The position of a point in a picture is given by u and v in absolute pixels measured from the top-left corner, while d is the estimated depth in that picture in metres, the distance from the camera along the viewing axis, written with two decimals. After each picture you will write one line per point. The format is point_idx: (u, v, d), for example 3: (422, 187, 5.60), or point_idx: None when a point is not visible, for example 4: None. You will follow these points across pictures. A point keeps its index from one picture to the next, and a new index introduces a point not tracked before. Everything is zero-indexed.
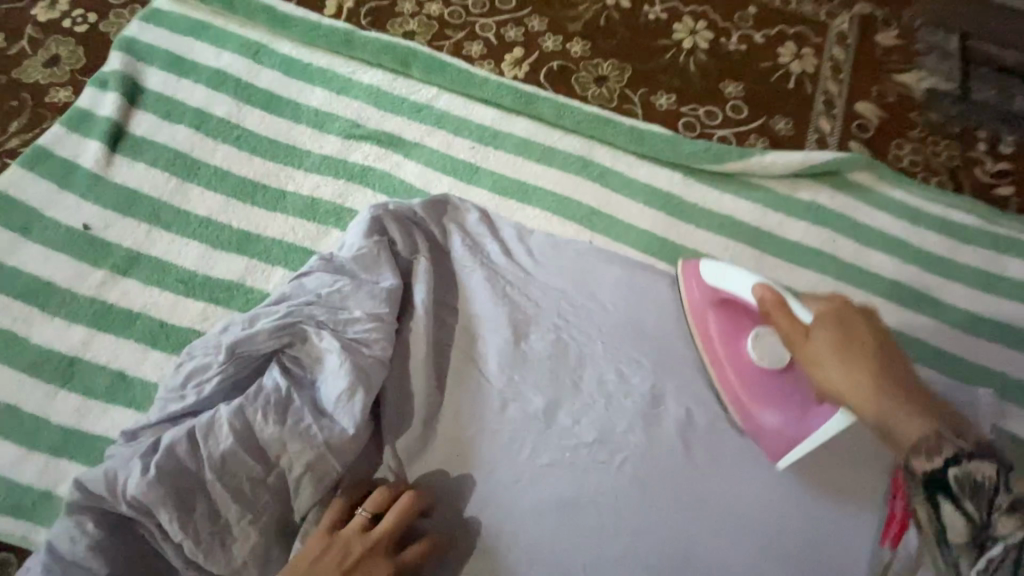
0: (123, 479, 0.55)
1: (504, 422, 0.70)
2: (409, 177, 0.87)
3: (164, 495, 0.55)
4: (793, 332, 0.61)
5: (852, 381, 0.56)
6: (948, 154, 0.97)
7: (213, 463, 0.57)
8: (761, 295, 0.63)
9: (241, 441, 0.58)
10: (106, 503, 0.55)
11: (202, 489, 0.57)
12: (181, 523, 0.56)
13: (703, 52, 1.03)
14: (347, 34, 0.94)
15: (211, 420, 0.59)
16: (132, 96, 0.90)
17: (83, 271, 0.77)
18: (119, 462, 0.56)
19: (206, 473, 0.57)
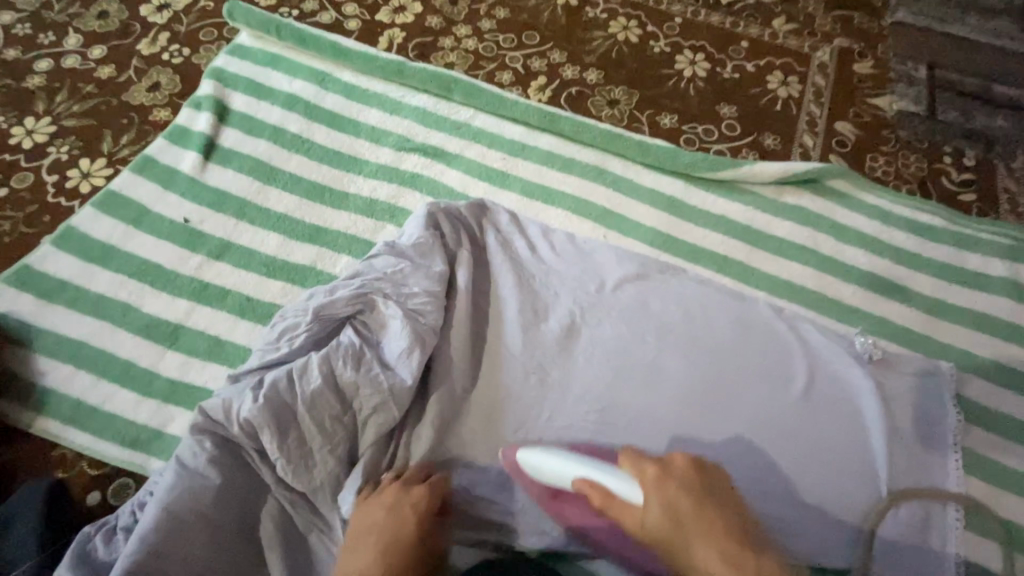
0: (236, 407, 0.68)
1: (532, 381, 0.83)
2: (451, 183, 1.03)
3: (267, 420, 0.68)
4: (625, 514, 0.64)
5: (688, 544, 0.60)
6: (917, 166, 1.11)
7: (305, 399, 0.70)
8: (584, 490, 0.67)
9: (326, 382, 0.71)
10: (222, 426, 0.68)
11: (294, 420, 0.69)
12: (278, 445, 0.68)
13: (701, 79, 1.20)
14: (399, 65, 1.12)
15: (304, 365, 0.72)
16: (221, 115, 1.08)
17: (184, 255, 0.93)
18: (231, 394, 0.69)
19: (299, 406, 0.69)
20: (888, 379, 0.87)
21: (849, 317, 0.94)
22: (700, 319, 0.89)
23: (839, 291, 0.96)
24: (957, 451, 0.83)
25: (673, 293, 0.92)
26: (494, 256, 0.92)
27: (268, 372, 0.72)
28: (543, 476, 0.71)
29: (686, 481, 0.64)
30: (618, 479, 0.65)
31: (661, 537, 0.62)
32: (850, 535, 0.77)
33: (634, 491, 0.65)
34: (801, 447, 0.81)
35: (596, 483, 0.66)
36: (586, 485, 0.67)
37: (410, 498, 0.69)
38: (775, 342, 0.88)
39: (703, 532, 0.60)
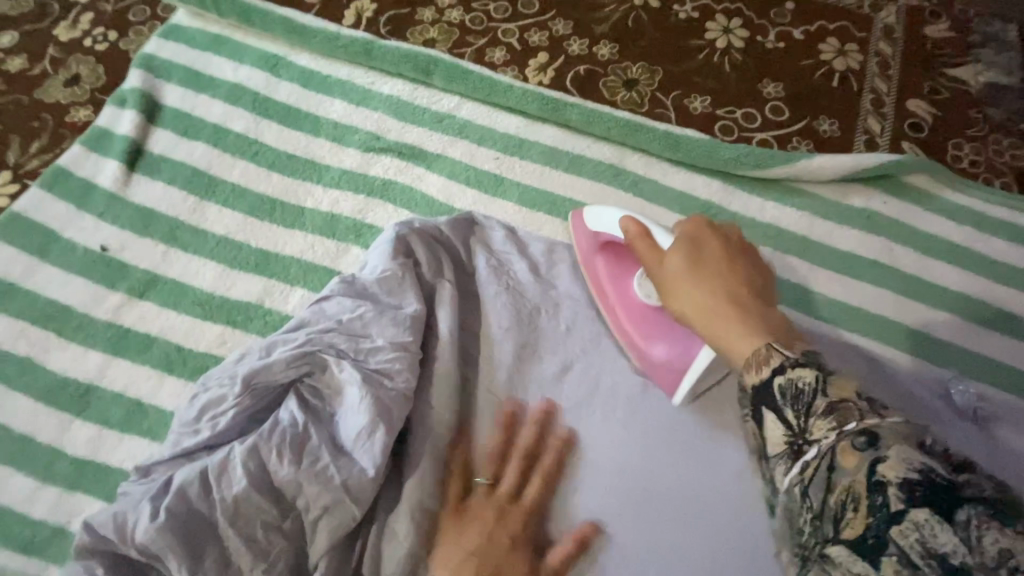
0: (132, 523, 0.51)
1: None
2: (431, 191, 0.83)
3: (173, 541, 0.50)
4: (653, 255, 0.63)
5: (684, 285, 0.57)
6: (1014, 153, 0.89)
7: (226, 508, 0.52)
8: (627, 226, 0.66)
9: (256, 482, 0.53)
10: (115, 547, 0.51)
11: (213, 535, 0.52)
12: (190, 572, 0.50)
13: (738, 51, 0.98)
14: (367, 44, 0.91)
15: (226, 459, 0.53)
16: (151, 113, 0.88)
17: (100, 294, 0.75)
18: (129, 503, 0.52)
19: (218, 518, 0.52)
20: (993, 441, 0.68)
21: (938, 354, 0.74)
22: None
23: (924, 320, 0.76)
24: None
25: None
26: (485, 287, 0.72)
27: (179, 469, 0.54)
28: (602, 226, 0.71)
29: (728, 241, 0.60)
30: (665, 232, 0.65)
31: (681, 283, 0.58)
32: None
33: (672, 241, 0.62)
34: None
35: (643, 224, 0.65)
36: (632, 222, 0.66)
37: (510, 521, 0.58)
38: None
39: (717, 282, 0.55)
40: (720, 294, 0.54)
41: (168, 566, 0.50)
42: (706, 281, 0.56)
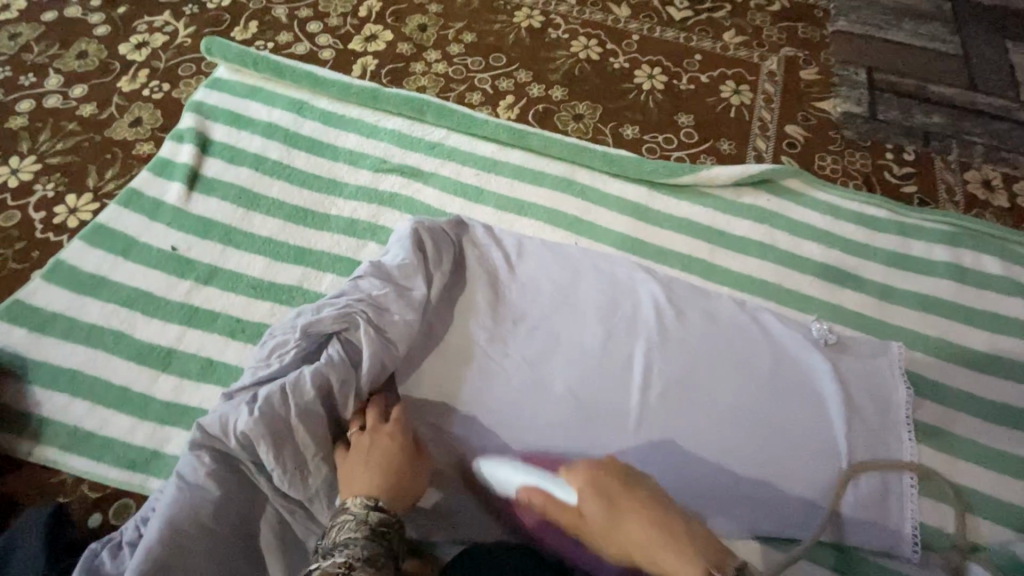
0: (232, 421, 0.72)
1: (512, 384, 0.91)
2: (428, 200, 1.08)
3: (262, 432, 0.71)
4: (567, 518, 0.73)
5: (621, 529, 0.68)
6: (862, 162, 1.20)
7: (299, 411, 0.73)
8: (527, 497, 0.77)
9: (318, 394, 0.75)
10: (220, 440, 0.72)
11: (288, 430, 0.73)
12: (274, 455, 0.72)
13: (659, 92, 1.28)
14: (374, 91, 1.18)
15: (297, 379, 0.75)
16: (203, 146, 1.12)
17: (173, 282, 0.97)
18: (228, 410, 0.73)
19: (292, 418, 0.73)
20: (846, 360, 0.93)
21: (806, 305, 1.01)
22: (664, 314, 0.97)
23: (796, 282, 1.03)
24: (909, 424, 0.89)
25: (643, 296, 0.99)
26: (471, 271, 0.98)
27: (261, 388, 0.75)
28: (497, 484, 0.82)
29: (615, 474, 0.73)
30: (563, 487, 0.75)
31: (602, 527, 0.69)
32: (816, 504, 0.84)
33: (573, 496, 0.73)
34: (769, 434, 0.87)
35: (540, 488, 0.77)
36: (529, 492, 0.77)
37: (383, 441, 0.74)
38: (739, 334, 0.94)
39: (642, 516, 0.67)
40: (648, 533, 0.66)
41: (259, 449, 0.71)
42: (625, 528, 0.68)
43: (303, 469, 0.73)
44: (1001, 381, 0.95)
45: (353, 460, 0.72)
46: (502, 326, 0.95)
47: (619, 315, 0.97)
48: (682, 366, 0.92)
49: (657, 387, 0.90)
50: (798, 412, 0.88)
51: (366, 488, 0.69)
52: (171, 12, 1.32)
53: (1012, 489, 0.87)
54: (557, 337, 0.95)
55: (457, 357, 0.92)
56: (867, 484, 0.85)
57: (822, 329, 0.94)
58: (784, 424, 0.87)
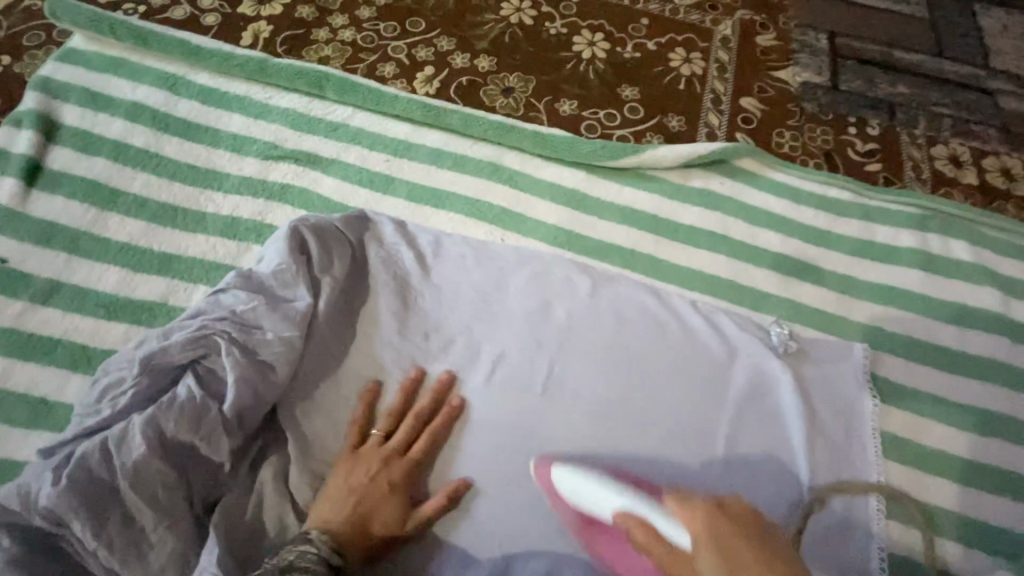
0: (35, 493, 0.57)
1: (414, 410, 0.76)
2: (327, 192, 0.92)
3: (76, 504, 0.57)
4: (679, 565, 0.57)
5: None
6: (824, 138, 1.08)
7: (127, 472, 0.59)
8: (623, 526, 0.61)
9: (154, 448, 0.60)
10: (21, 517, 0.57)
11: (114, 497, 0.59)
12: (94, 531, 0.57)
13: (601, 61, 1.13)
14: (262, 63, 0.99)
15: (125, 431, 0.61)
16: (48, 133, 0.92)
17: (1, 303, 0.78)
18: (32, 477, 0.58)
19: (119, 481, 0.59)
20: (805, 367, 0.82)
21: (762, 303, 0.89)
22: (605, 324, 0.83)
23: (752, 276, 0.91)
24: (876, 439, 0.79)
25: (578, 298, 0.85)
26: (374, 275, 0.82)
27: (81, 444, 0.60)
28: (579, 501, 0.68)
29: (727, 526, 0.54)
30: (667, 522, 0.59)
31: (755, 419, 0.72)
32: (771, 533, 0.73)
33: (684, 538, 0.57)
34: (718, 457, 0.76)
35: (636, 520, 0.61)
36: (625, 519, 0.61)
37: (388, 469, 0.69)
38: (690, 343, 0.83)
39: None
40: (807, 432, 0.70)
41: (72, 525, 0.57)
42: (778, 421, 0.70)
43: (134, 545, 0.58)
44: (970, 382, 0.86)
45: (347, 472, 0.68)
46: (413, 341, 0.80)
47: (552, 325, 0.83)
48: (626, 384, 0.80)
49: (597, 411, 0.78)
50: (755, 434, 0.78)
51: (337, 514, 0.65)
52: None
53: (983, 504, 0.79)
54: (479, 353, 0.81)
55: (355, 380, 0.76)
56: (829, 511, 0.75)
57: (782, 334, 0.83)
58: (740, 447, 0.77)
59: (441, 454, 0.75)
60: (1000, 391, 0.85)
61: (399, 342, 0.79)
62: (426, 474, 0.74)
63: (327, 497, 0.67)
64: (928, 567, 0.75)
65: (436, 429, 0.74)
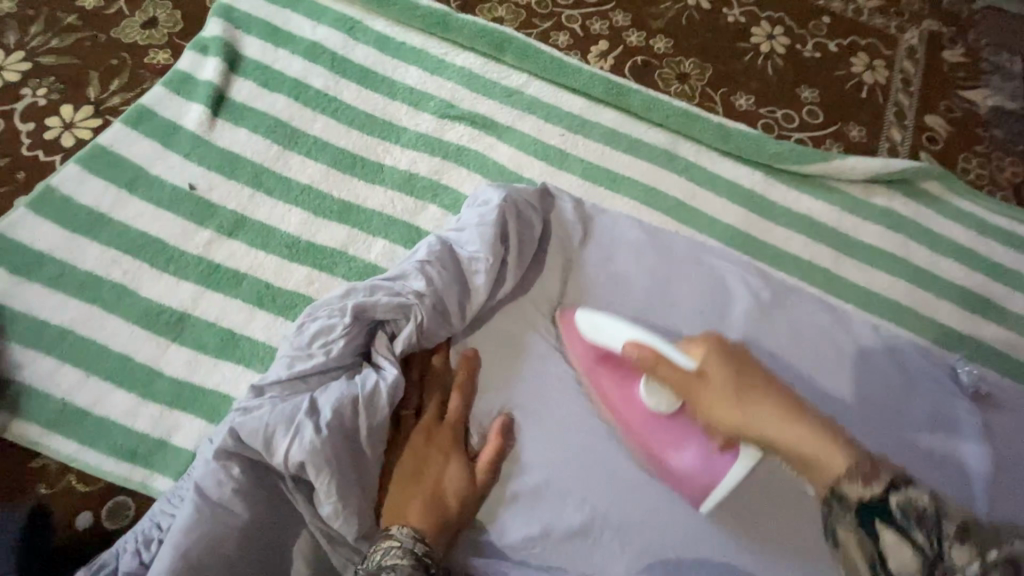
0: (281, 438, 0.56)
1: (588, 391, 0.74)
2: (502, 160, 0.89)
3: (325, 458, 0.56)
4: (682, 382, 0.64)
5: (750, 414, 0.59)
6: (1013, 170, 1.01)
7: (368, 429, 0.59)
8: (635, 353, 0.65)
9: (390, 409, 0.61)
10: (262, 456, 0.57)
11: (352, 452, 0.58)
12: (336, 486, 0.56)
13: (780, 57, 1.06)
14: (444, 16, 0.96)
15: (372, 390, 0.60)
16: (232, 63, 0.91)
17: (190, 230, 0.79)
18: (274, 422, 0.57)
19: (360, 436, 0.59)
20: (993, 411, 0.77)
21: (942, 337, 0.85)
22: (784, 334, 0.79)
23: (933, 307, 0.87)
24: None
25: (757, 306, 0.81)
26: (554, 254, 0.80)
27: (316, 394, 0.59)
28: (597, 334, 0.70)
29: (732, 355, 0.63)
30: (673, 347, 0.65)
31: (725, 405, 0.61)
32: None
33: (690, 362, 0.64)
34: None
35: (649, 346, 0.65)
36: (637, 346, 0.66)
37: (436, 439, 0.67)
38: (877, 370, 0.78)
39: (754, 396, 0.60)
40: (757, 397, 0.60)
41: (311, 474, 0.56)
42: (742, 398, 0.60)
43: (362, 504, 0.58)
44: None
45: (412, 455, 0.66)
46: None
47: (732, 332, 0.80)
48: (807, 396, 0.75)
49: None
50: (947, 472, 0.73)
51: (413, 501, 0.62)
52: None
53: None
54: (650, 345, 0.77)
55: (533, 359, 0.75)
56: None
57: (972, 373, 0.79)
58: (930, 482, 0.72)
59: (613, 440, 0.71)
60: None
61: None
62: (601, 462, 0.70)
63: (402, 480, 0.64)
64: None
65: (463, 392, 0.71)
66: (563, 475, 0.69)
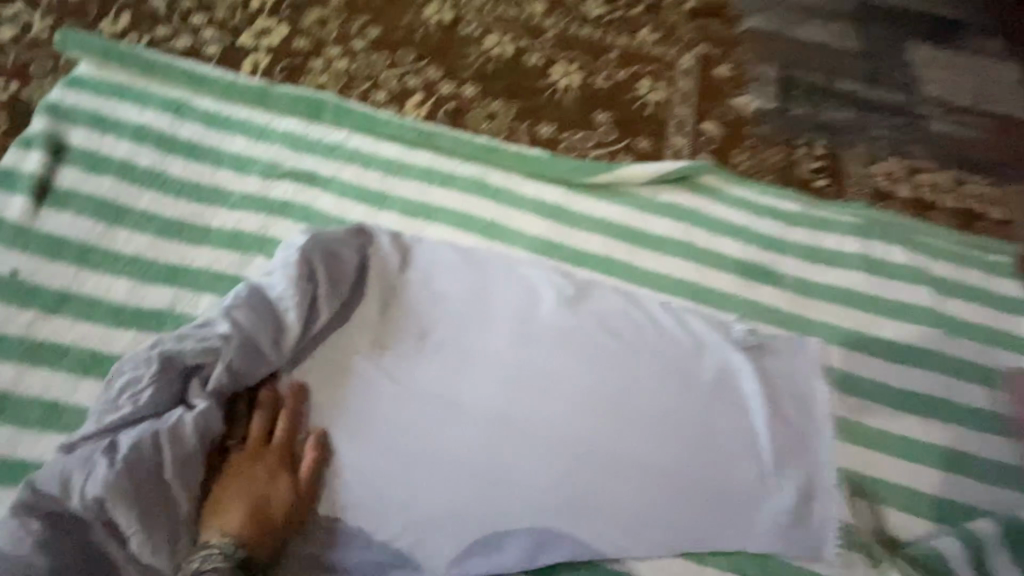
0: (82, 481, 0.63)
1: (406, 402, 0.81)
2: (325, 207, 0.98)
3: (125, 493, 0.63)
4: None
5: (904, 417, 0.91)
6: (777, 158, 1.20)
7: (175, 463, 0.66)
8: None
9: (199, 442, 0.68)
10: (64, 502, 0.63)
11: (156, 486, 0.65)
12: (140, 518, 0.63)
13: (576, 89, 1.23)
14: (263, 89, 1.07)
15: (173, 426, 0.67)
16: (57, 154, 0.97)
17: (13, 313, 0.82)
18: (76, 470, 0.64)
19: (163, 471, 0.65)
20: (763, 359, 0.91)
21: (725, 303, 0.99)
22: (582, 325, 0.90)
23: (717, 280, 1.01)
24: (832, 427, 0.87)
25: (560, 301, 0.92)
26: (371, 284, 0.88)
27: (119, 437, 0.66)
28: None
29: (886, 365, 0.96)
30: None
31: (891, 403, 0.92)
32: (752, 514, 0.80)
33: None
34: (696, 443, 0.83)
35: None
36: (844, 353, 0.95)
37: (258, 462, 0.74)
38: (665, 342, 0.91)
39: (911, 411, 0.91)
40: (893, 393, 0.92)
41: (122, 515, 0.63)
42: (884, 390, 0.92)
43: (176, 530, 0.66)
44: (914, 370, 0.95)
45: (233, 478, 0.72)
46: (413, 344, 0.85)
47: (543, 329, 0.89)
48: (604, 374, 0.86)
49: (590, 404, 0.84)
50: (728, 418, 0.86)
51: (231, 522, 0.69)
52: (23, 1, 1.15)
53: (929, 480, 0.85)
54: (465, 350, 0.86)
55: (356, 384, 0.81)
56: (791, 492, 0.81)
57: (743, 330, 0.93)
58: (715, 434, 0.84)
59: (433, 443, 0.78)
60: (938, 377, 0.95)
61: (393, 348, 0.85)
62: (421, 465, 0.77)
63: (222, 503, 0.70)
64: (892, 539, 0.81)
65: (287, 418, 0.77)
66: (385, 483, 0.76)
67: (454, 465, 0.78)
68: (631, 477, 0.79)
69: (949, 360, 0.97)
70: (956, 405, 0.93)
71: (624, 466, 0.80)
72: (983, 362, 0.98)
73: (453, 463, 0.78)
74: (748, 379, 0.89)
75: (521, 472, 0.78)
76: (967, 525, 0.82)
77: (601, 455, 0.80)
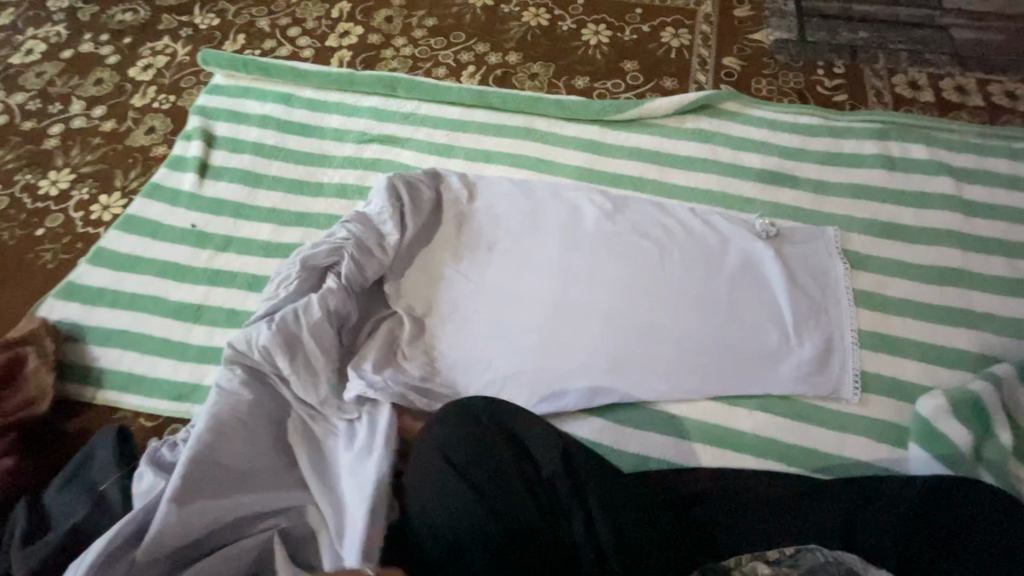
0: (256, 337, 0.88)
1: (481, 295, 1.03)
2: (406, 160, 1.23)
3: (281, 347, 0.87)
4: None
5: None
6: (796, 81, 1.31)
7: (310, 333, 0.89)
8: None
9: (325, 315, 0.91)
10: (247, 356, 0.88)
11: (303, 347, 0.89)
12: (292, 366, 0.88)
13: (605, 45, 1.41)
14: (350, 76, 1.33)
15: (308, 305, 0.91)
16: (209, 141, 1.28)
17: (196, 252, 1.13)
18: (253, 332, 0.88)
19: (305, 336, 0.89)
20: (783, 245, 1.04)
21: (747, 206, 1.13)
22: (618, 229, 1.08)
23: (738, 188, 1.15)
24: (847, 295, 0.99)
25: (599, 212, 1.10)
26: (446, 211, 1.11)
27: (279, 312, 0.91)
28: None
29: None
30: None
31: None
32: (775, 366, 0.93)
33: None
34: (722, 313, 0.98)
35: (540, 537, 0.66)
36: None
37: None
38: (692, 236, 1.06)
39: None
40: None
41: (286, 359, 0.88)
42: None
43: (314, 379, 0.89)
44: (931, 248, 1.04)
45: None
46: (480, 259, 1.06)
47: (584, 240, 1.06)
48: (639, 264, 1.04)
49: (628, 293, 1.01)
50: (752, 292, 0.99)
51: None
52: (170, 36, 1.51)
53: (944, 334, 0.95)
54: (523, 255, 1.07)
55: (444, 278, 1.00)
56: (810, 347, 0.94)
57: (763, 223, 1.05)
58: (738, 307, 0.98)
59: (504, 323, 1.00)
60: (956, 251, 1.03)
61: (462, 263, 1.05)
62: (496, 338, 0.99)
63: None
64: (912, 384, 0.92)
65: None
66: (468, 353, 0.98)
67: (520, 339, 0.98)
68: (665, 342, 0.96)
69: (970, 238, 1.04)
70: (976, 275, 1.01)
71: (658, 332, 0.97)
72: (1007, 237, 1.04)
73: (518, 335, 0.99)
74: (768, 263, 1.02)
75: (573, 340, 0.98)
76: (989, 369, 0.89)
77: (641, 328, 0.98)
